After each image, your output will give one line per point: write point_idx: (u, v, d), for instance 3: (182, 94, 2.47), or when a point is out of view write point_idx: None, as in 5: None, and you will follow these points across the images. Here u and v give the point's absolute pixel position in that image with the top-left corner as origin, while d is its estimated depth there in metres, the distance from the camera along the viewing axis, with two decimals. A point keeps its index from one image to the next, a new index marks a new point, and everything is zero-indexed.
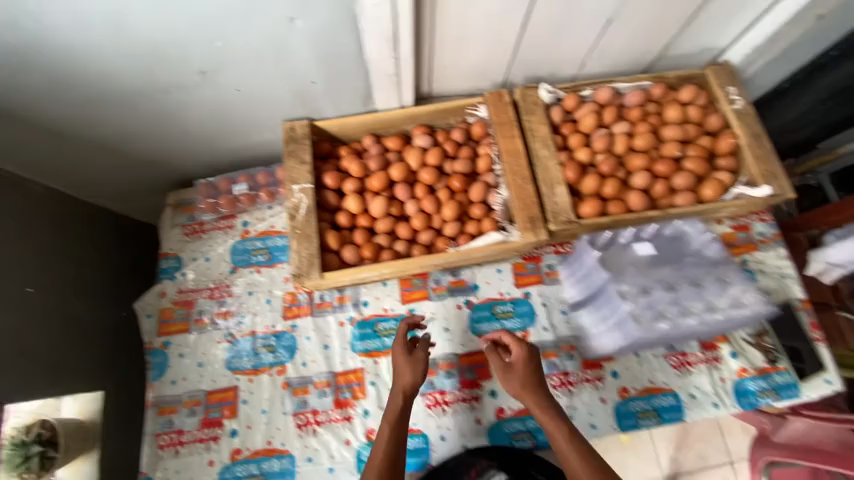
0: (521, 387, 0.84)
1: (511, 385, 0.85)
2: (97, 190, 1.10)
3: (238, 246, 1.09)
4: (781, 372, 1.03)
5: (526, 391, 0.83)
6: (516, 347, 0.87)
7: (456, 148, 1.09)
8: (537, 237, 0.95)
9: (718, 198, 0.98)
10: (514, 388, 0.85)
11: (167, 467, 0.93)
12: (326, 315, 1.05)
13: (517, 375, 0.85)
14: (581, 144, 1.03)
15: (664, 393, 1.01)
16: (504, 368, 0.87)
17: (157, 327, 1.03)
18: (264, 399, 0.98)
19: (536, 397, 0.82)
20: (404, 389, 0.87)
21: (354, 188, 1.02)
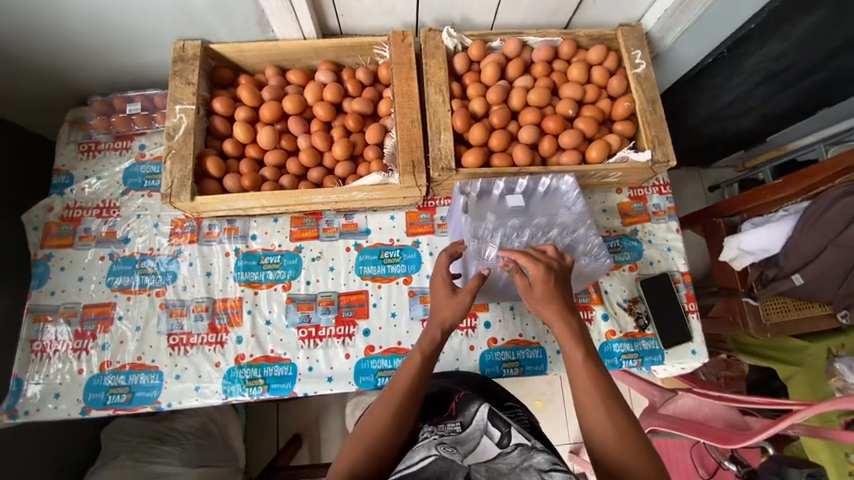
0: (545, 304, 0.78)
1: (533, 304, 0.79)
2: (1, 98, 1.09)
3: (131, 169, 1.10)
4: (649, 337, 1.06)
5: (545, 306, 0.78)
6: (539, 267, 0.79)
7: (359, 89, 1.09)
8: (416, 182, 0.95)
9: (603, 160, 0.99)
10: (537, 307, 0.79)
11: (36, 371, 0.96)
12: (212, 244, 1.06)
13: (536, 293, 0.78)
14: (478, 94, 1.02)
15: (531, 347, 1.03)
16: (524, 288, 0.80)
17: (41, 239, 1.04)
18: (140, 317, 1.00)
19: (558, 314, 0.77)
20: (441, 324, 0.82)
21: (245, 117, 1.03)
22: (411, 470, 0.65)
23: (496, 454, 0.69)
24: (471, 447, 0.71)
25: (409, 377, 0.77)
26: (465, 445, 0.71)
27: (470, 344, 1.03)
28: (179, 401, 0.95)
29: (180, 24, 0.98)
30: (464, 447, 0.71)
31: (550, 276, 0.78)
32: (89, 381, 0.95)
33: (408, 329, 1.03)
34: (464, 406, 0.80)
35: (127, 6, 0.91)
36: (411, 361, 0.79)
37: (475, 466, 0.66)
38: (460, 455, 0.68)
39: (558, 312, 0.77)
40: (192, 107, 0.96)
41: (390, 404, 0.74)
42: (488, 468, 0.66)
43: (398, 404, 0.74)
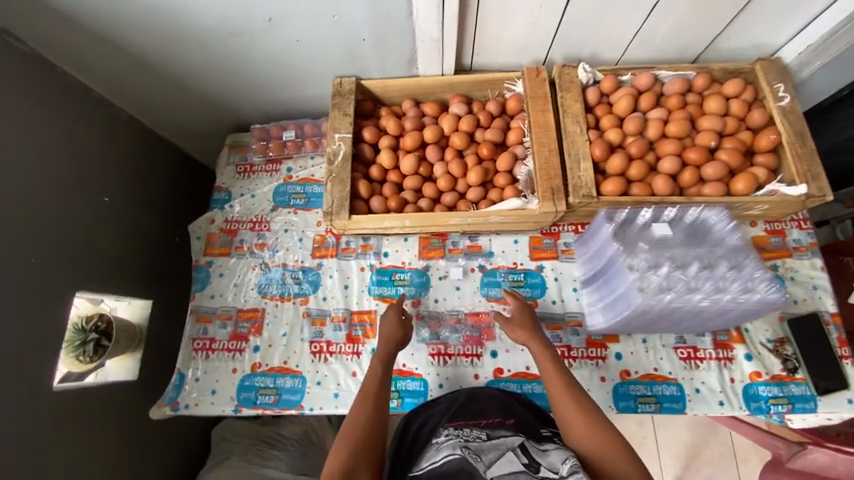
0: (521, 332, 0.95)
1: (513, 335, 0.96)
2: (170, 125, 1.31)
3: (280, 188, 1.23)
4: (799, 382, 0.99)
5: (528, 338, 0.93)
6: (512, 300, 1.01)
7: (490, 119, 1.15)
8: (556, 208, 0.98)
9: (750, 193, 0.97)
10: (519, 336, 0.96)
11: (197, 368, 1.05)
12: (350, 260, 1.15)
13: (514, 323, 0.97)
14: (613, 125, 1.05)
15: (667, 383, 1.00)
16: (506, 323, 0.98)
17: (203, 247, 1.17)
18: (285, 324, 1.09)
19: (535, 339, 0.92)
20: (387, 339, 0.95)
21: (388, 144, 1.12)
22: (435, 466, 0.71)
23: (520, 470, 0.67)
24: (494, 457, 0.70)
25: (374, 378, 0.87)
26: (488, 453, 0.71)
27: (600, 374, 1.01)
28: (319, 406, 1.01)
29: (342, 64, 1.10)
30: (487, 455, 0.71)
31: (525, 311, 0.98)
32: (242, 380, 1.04)
33: None
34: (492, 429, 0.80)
35: (307, 49, 1.04)
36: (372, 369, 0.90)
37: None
38: (484, 465, 0.69)
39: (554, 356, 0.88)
40: (350, 135, 1.07)
41: (364, 410, 0.81)
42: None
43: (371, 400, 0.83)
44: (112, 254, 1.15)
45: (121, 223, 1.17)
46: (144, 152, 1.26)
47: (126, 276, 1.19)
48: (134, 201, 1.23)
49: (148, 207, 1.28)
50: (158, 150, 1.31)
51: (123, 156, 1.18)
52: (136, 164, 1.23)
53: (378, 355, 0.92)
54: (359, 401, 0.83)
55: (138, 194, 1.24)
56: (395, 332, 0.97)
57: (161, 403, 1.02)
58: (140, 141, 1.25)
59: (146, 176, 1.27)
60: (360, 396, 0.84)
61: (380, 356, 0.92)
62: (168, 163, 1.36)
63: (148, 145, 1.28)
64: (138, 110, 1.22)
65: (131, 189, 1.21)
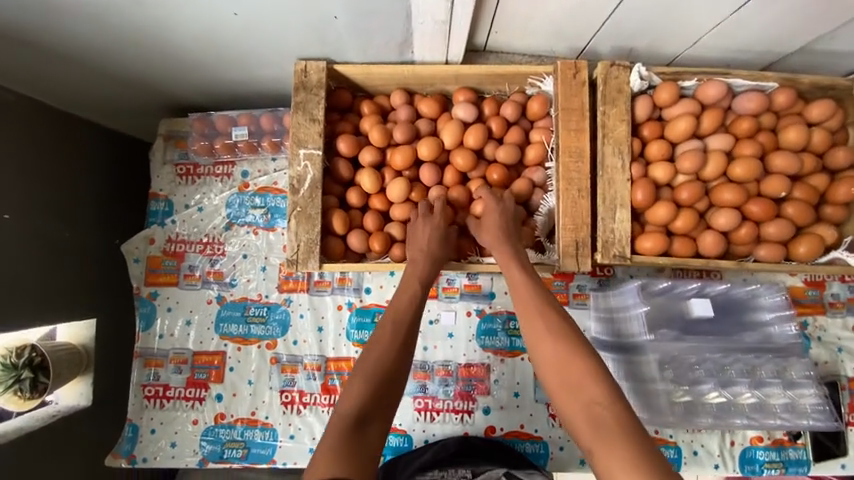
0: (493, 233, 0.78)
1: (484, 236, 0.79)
2: (77, 103, 0.99)
3: (234, 201, 0.98)
4: (798, 447, 0.95)
5: (495, 243, 0.77)
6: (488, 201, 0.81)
7: (504, 129, 0.88)
8: (579, 268, 0.79)
9: (813, 258, 0.80)
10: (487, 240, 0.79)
11: (152, 417, 0.93)
12: (324, 296, 0.97)
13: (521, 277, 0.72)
14: (663, 156, 0.81)
15: (666, 446, 0.94)
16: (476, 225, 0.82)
17: (144, 274, 0.96)
18: (250, 370, 0.94)
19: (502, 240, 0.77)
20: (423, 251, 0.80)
21: (372, 161, 0.86)
22: None
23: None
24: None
25: (393, 336, 0.70)
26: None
27: None
28: (294, 462, 0.93)
29: (305, 43, 0.79)
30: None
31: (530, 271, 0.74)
32: (204, 432, 0.93)
33: (531, 411, 0.95)
34: (479, 467, 0.86)
35: (251, 26, 0.72)
36: (394, 305, 0.75)
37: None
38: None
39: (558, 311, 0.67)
40: (319, 152, 0.80)
41: (371, 368, 0.66)
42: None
43: (373, 372, 0.65)
44: (30, 281, 0.94)
45: (34, 238, 0.94)
46: (48, 143, 0.97)
47: (55, 300, 1.00)
48: (47, 207, 0.97)
49: (69, 209, 1.03)
50: (66, 135, 1.01)
51: (18, 152, 0.90)
52: (41, 162, 0.95)
53: (409, 299, 0.75)
54: (358, 370, 0.66)
55: (51, 198, 0.98)
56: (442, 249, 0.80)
57: (115, 453, 0.92)
58: (40, 130, 0.95)
59: (56, 174, 0.99)
60: (375, 347, 0.69)
61: (416, 279, 0.78)
62: (85, 151, 1.07)
63: (52, 132, 0.98)
64: (26, 87, 0.90)
65: (38, 195, 0.95)
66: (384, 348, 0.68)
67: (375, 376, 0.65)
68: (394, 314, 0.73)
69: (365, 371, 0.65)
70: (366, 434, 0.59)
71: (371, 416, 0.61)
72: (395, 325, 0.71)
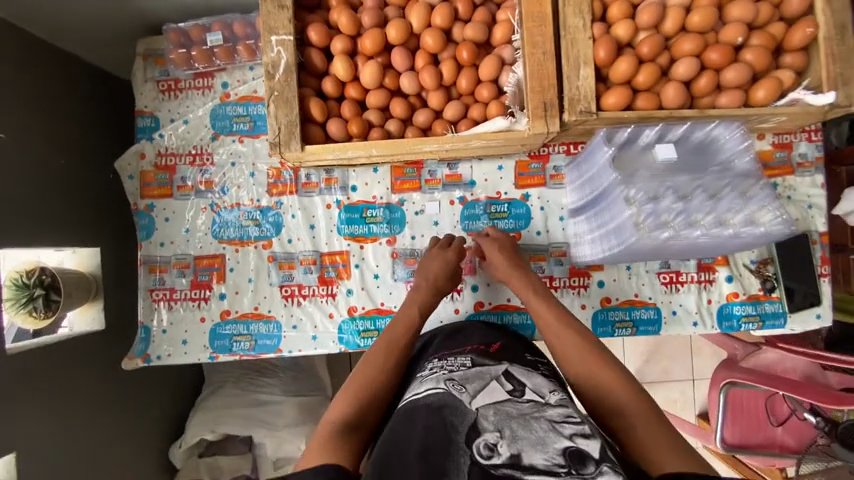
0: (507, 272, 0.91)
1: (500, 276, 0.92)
2: (56, 29, 1.01)
3: (217, 111, 1.01)
4: (772, 300, 1.01)
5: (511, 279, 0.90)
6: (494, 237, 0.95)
7: (470, 10, 0.91)
8: (548, 129, 0.83)
9: (771, 102, 0.84)
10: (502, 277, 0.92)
11: (162, 319, 0.99)
12: (313, 196, 1.01)
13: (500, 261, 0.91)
14: (623, 16, 0.83)
15: (646, 307, 1.00)
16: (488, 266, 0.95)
17: (139, 189, 1.00)
18: (250, 270, 1.00)
19: (515, 276, 0.90)
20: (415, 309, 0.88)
21: (343, 49, 0.89)
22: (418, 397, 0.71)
23: (505, 397, 0.68)
24: (479, 387, 0.70)
25: (371, 377, 0.76)
26: (472, 384, 0.71)
27: (582, 302, 1.00)
28: (299, 349, 0.99)
29: None
30: (472, 386, 0.71)
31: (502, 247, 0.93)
32: (213, 329, 0.99)
33: None
34: (477, 358, 0.81)
35: None
36: (374, 350, 0.81)
37: (482, 410, 0.64)
38: (469, 395, 0.68)
39: (515, 269, 0.91)
40: (290, 37, 0.83)
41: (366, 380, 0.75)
42: (495, 410, 0.63)
43: (364, 386, 0.74)
44: (31, 202, 0.98)
45: (28, 159, 0.98)
46: (31, 68, 0.99)
47: (52, 223, 1.04)
48: (37, 132, 1.00)
49: (61, 137, 1.07)
50: (48, 64, 1.04)
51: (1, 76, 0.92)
52: (29, 88, 0.98)
53: (385, 351, 0.80)
54: (351, 382, 0.75)
55: (41, 125, 1.02)
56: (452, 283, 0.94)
57: (131, 355, 0.98)
58: (22, 55, 0.97)
59: (42, 102, 1.02)
60: (369, 365, 0.78)
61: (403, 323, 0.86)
62: (67, 81, 1.09)
63: (34, 59, 1.00)
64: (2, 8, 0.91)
65: (29, 120, 0.99)
66: (365, 381, 0.75)
67: (361, 392, 0.73)
68: (373, 363, 0.78)
69: (354, 388, 0.74)
70: (352, 441, 0.65)
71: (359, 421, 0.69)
72: (385, 347, 0.81)
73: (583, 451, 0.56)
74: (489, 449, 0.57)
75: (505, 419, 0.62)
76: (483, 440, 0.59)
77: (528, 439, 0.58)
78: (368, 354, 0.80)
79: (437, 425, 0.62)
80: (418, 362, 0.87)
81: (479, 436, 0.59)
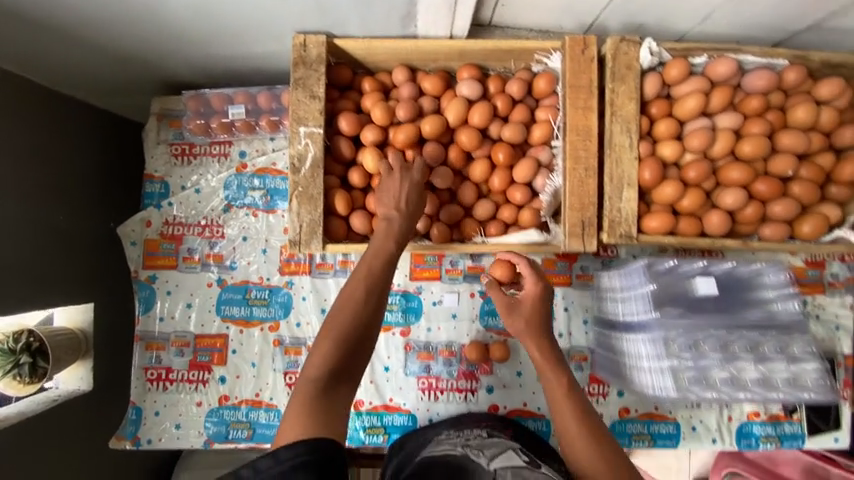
0: (521, 325, 0.72)
1: (517, 320, 0.72)
2: (62, 79, 0.94)
3: (232, 181, 0.96)
4: (793, 422, 0.98)
5: (531, 338, 0.71)
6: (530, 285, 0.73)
7: (509, 107, 0.86)
8: (585, 248, 0.78)
9: (815, 237, 0.80)
10: (518, 329, 0.72)
11: (156, 400, 0.92)
12: (327, 278, 0.96)
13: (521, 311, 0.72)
14: (671, 134, 0.80)
15: (665, 421, 0.96)
16: (509, 305, 0.73)
17: (142, 257, 0.94)
18: (254, 353, 0.94)
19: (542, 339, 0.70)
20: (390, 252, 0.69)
21: (373, 140, 0.84)
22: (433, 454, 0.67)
23: (522, 460, 0.63)
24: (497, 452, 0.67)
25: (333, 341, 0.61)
26: (489, 449, 0.68)
27: (599, 411, 0.96)
28: None
29: (304, 16, 0.76)
30: (489, 450, 0.67)
31: (541, 296, 0.72)
32: (209, 414, 0.93)
33: (534, 390, 0.96)
34: (494, 431, 0.81)
35: None
36: (365, 264, 0.67)
37: (499, 471, 0.58)
38: (485, 457, 0.63)
39: (541, 333, 0.71)
40: (320, 131, 0.78)
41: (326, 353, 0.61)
42: (514, 473, 0.57)
43: (342, 337, 0.61)
44: (24, 265, 0.91)
45: (25, 220, 0.91)
46: (32, 118, 0.92)
47: (50, 285, 0.97)
48: (37, 191, 0.94)
49: (62, 192, 1.00)
50: (50, 112, 0.96)
51: (4, 133, 0.86)
52: (29, 140, 0.91)
53: (352, 313, 0.63)
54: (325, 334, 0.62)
55: (43, 179, 0.95)
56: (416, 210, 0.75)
57: (119, 436, 0.91)
58: (24, 106, 0.90)
59: (43, 155, 0.94)
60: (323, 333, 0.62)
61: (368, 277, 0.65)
62: (71, 128, 1.02)
63: (38, 109, 0.93)
64: (6, 62, 0.85)
65: (32, 179, 0.92)
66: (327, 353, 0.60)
67: (344, 340, 0.61)
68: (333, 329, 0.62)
69: (334, 334, 0.61)
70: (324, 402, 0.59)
71: (344, 373, 0.61)
72: (363, 278, 0.65)
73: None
74: None
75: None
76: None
77: None
78: (346, 290, 0.65)
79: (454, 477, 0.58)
80: (432, 431, 0.85)
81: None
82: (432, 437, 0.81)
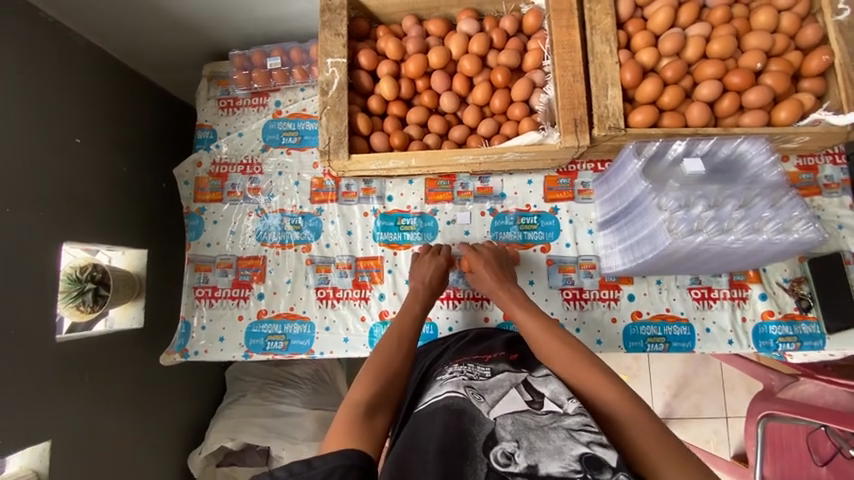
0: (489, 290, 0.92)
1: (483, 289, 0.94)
2: (133, 51, 1.16)
3: (269, 126, 1.11)
4: (809, 321, 0.98)
5: (498, 295, 0.90)
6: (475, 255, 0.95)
7: (503, 40, 1.00)
8: (579, 142, 0.88)
9: (793, 122, 0.88)
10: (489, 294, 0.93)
11: (202, 316, 1.03)
12: (352, 205, 1.08)
13: (483, 281, 0.93)
14: (647, 44, 0.91)
15: (678, 323, 0.99)
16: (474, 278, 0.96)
17: (193, 193, 1.09)
18: (288, 271, 1.05)
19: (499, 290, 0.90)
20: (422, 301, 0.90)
21: (388, 72, 0.99)
22: (434, 402, 0.69)
23: (524, 407, 0.64)
24: (498, 396, 0.68)
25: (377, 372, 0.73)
26: (492, 394, 0.68)
27: (612, 316, 1.00)
28: (329, 351, 1.00)
29: None
30: (490, 396, 0.68)
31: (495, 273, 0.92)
32: (249, 328, 1.02)
33: (546, 296, 1.01)
34: (498, 366, 0.78)
35: None
36: (408, 308, 0.89)
37: (500, 419, 0.62)
38: (487, 406, 0.65)
39: (500, 288, 0.90)
40: (344, 60, 0.93)
41: (393, 351, 0.78)
42: (514, 420, 0.61)
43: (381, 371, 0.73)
44: (92, 201, 1.07)
45: (94, 163, 1.07)
46: (102, 82, 1.11)
47: (110, 225, 1.12)
48: (105, 142, 1.11)
49: (122, 146, 1.17)
50: (119, 79, 1.17)
51: (82, 88, 1.05)
52: (103, 99, 1.11)
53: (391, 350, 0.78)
54: (368, 370, 0.73)
55: (109, 133, 1.13)
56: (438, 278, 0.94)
57: (170, 350, 1.01)
58: (101, 71, 1.11)
59: (111, 114, 1.13)
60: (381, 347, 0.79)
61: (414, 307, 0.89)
62: (130, 96, 1.20)
63: (112, 76, 1.14)
64: (92, 33, 1.07)
65: (102, 132, 1.10)
66: (382, 364, 0.75)
67: (382, 373, 0.73)
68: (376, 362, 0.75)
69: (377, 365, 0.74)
70: (375, 424, 0.64)
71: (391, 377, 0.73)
72: (397, 336, 0.81)
73: (599, 461, 0.53)
74: (506, 457, 0.56)
75: (523, 430, 0.59)
76: (500, 449, 0.57)
77: (546, 453, 0.56)
78: (389, 335, 0.82)
79: (455, 425, 0.62)
80: (439, 365, 0.85)
81: (496, 444, 0.58)
82: (436, 375, 0.79)
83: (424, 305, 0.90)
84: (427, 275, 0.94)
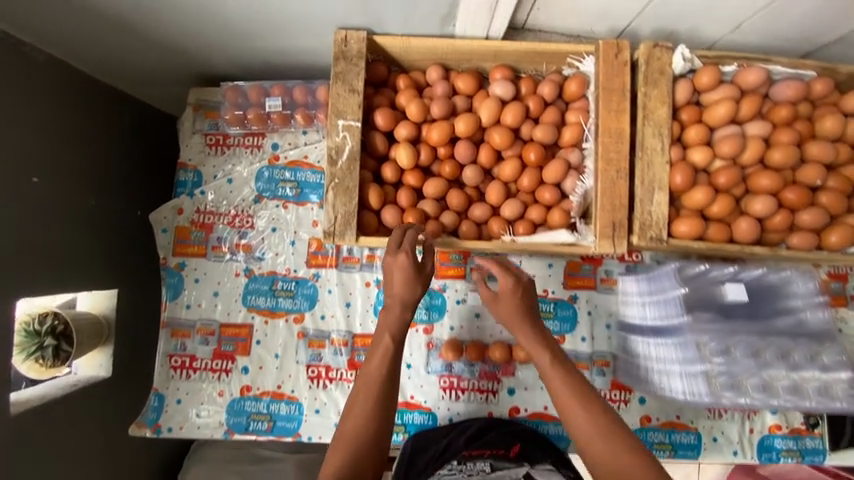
0: (510, 313, 0.72)
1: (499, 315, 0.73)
2: (104, 67, 0.98)
3: (263, 173, 0.97)
4: (814, 437, 0.96)
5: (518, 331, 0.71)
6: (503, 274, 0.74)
7: (540, 108, 0.88)
8: (615, 249, 0.79)
9: (842, 248, 0.81)
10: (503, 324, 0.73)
11: (178, 388, 0.93)
12: (352, 272, 0.97)
13: (504, 308, 0.73)
14: (701, 140, 0.81)
15: (687, 431, 0.95)
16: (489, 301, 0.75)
17: (172, 245, 0.95)
18: (278, 344, 0.94)
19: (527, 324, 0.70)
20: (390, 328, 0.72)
21: (407, 136, 0.86)
22: None
23: None
24: None
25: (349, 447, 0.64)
26: None
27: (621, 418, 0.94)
28: (319, 436, 0.93)
29: (349, 12, 0.79)
30: None
31: (516, 290, 0.73)
32: (230, 405, 0.93)
33: None
34: None
35: None
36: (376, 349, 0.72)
37: None
38: None
39: (523, 322, 0.71)
40: (358, 124, 0.80)
41: (361, 411, 0.67)
42: None
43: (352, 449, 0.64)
44: (53, 248, 0.92)
45: (56, 202, 0.92)
46: (67, 105, 0.94)
47: (75, 270, 0.98)
48: (69, 174, 0.95)
49: (90, 177, 1.01)
50: (87, 98, 0.99)
51: (41, 116, 0.87)
52: (69, 125, 0.94)
53: (357, 419, 0.67)
54: (336, 448, 0.65)
55: (74, 165, 0.96)
56: (411, 290, 0.74)
57: (140, 423, 0.91)
58: (64, 91, 0.93)
59: (77, 141, 0.97)
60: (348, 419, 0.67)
61: (388, 329, 0.73)
62: (99, 118, 1.02)
63: (78, 95, 0.96)
64: (53, 47, 0.88)
65: (64, 164, 0.94)
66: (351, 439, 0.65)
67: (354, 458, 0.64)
68: (346, 435, 0.66)
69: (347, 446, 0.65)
70: None
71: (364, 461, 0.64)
72: (364, 391, 0.69)
73: None
74: None
75: None
76: None
77: None
78: (355, 389, 0.70)
79: None
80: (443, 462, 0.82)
81: None
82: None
83: (394, 331, 0.73)
84: (395, 285, 0.74)
